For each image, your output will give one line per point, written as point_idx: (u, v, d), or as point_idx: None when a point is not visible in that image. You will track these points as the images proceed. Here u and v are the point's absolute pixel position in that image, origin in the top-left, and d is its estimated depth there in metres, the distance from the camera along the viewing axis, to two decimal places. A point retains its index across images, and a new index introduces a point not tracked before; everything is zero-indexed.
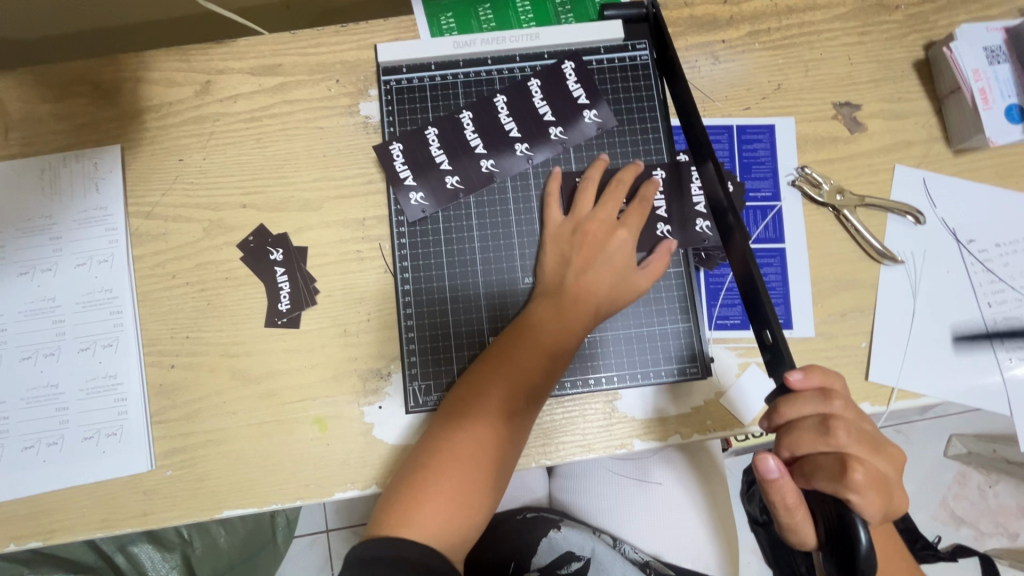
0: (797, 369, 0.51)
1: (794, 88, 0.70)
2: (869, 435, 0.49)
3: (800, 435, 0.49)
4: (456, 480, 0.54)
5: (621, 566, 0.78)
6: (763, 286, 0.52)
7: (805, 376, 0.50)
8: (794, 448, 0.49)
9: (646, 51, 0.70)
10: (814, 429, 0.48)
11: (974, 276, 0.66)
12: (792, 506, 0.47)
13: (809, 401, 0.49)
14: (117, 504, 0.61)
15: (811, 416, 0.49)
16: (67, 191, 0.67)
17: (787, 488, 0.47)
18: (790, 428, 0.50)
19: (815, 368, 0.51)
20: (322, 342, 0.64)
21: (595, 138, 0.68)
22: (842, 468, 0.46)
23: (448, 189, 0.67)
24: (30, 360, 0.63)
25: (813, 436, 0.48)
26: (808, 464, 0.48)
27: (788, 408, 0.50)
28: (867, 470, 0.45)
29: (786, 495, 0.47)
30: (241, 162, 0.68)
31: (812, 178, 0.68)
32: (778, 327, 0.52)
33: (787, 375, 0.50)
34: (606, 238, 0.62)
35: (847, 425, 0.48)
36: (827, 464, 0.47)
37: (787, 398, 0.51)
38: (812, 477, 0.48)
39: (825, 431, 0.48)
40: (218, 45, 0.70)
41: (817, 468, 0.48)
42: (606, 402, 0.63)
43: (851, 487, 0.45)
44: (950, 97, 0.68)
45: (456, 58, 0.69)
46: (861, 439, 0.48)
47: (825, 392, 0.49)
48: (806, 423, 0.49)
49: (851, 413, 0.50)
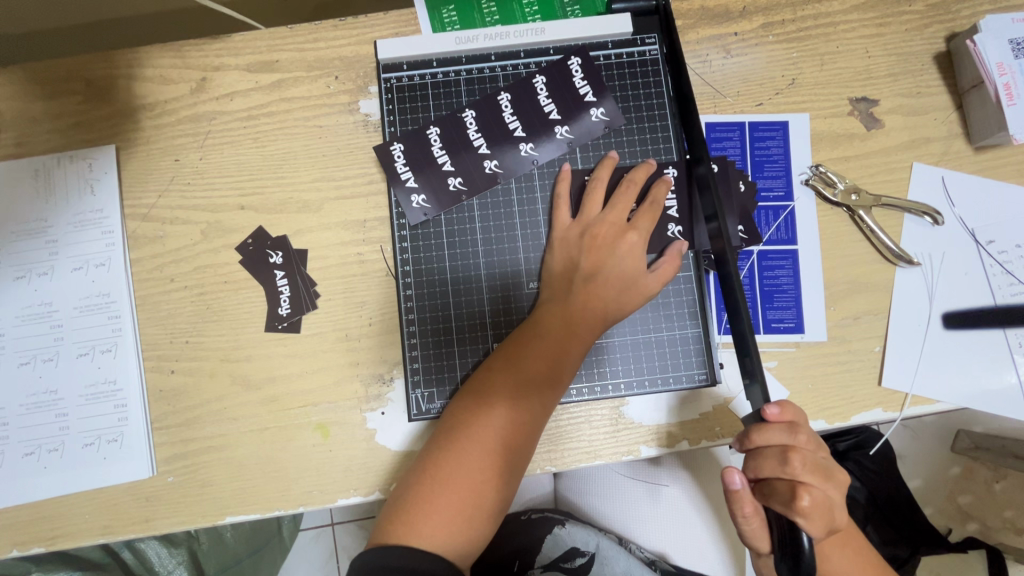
0: (771, 401, 0.50)
1: (808, 83, 0.67)
2: (824, 464, 0.49)
3: (762, 462, 0.50)
4: (463, 489, 0.53)
5: (625, 560, 0.77)
6: (744, 297, 0.52)
7: (779, 411, 0.49)
8: (755, 471, 0.50)
9: (656, 45, 0.68)
10: (775, 458, 0.49)
11: (992, 278, 0.64)
12: (749, 515, 0.51)
13: (775, 434, 0.49)
14: (120, 510, 0.61)
15: (775, 446, 0.49)
16: (61, 192, 0.65)
17: (744, 499, 0.51)
18: (754, 453, 0.51)
19: (788, 405, 0.50)
20: (323, 347, 0.63)
21: (602, 137, 0.66)
22: (792, 495, 0.48)
23: (450, 190, 0.65)
24: (29, 366, 0.63)
25: (773, 465, 0.49)
26: (765, 485, 0.50)
27: (755, 436, 0.50)
28: (815, 496, 0.47)
29: (744, 505, 0.51)
30: (238, 162, 0.66)
31: (827, 178, 0.65)
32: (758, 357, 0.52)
33: (765, 408, 0.49)
34: (616, 241, 0.60)
35: (805, 456, 0.48)
36: (780, 489, 0.49)
37: (757, 426, 0.50)
38: (767, 498, 0.50)
39: (784, 461, 0.48)
40: (212, 40, 0.67)
41: (773, 491, 0.49)
42: (613, 408, 0.62)
43: (799, 513, 0.47)
44: (972, 92, 0.65)
45: (459, 54, 0.67)
46: (816, 469, 0.48)
47: (793, 425, 0.49)
48: (769, 452, 0.50)
49: (812, 443, 0.50)
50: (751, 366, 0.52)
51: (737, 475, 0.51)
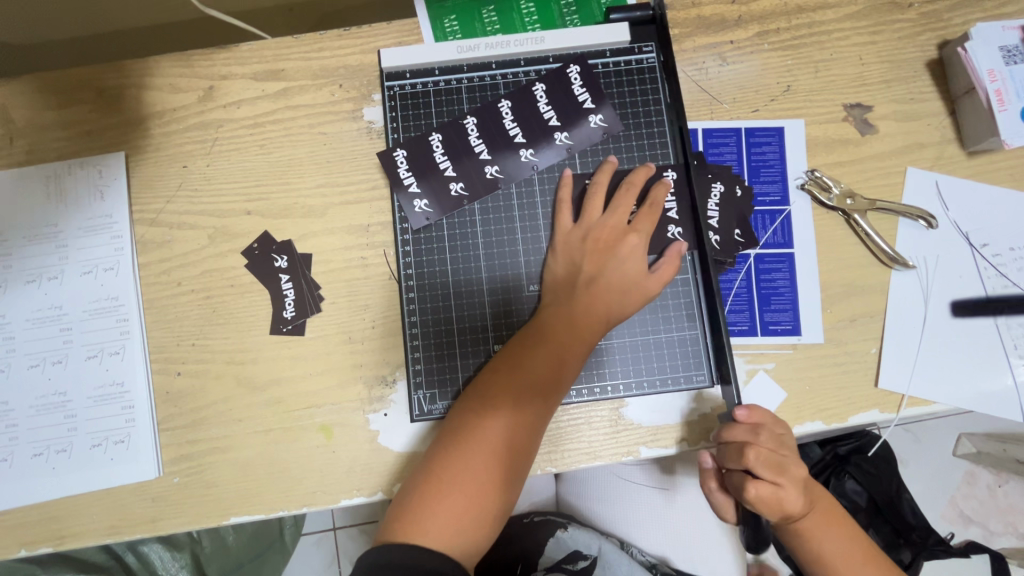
0: (741, 404, 0.54)
1: (803, 89, 0.69)
2: (786, 463, 0.52)
3: (724, 456, 0.54)
4: (468, 488, 0.53)
5: (628, 564, 0.77)
6: (720, 311, 0.57)
7: (744, 413, 0.53)
8: (719, 465, 0.55)
9: (653, 53, 0.69)
10: (729, 453, 0.53)
11: (987, 280, 0.65)
12: (712, 493, 0.58)
13: (734, 430, 0.53)
14: (127, 511, 0.61)
15: (736, 441, 0.53)
16: (71, 198, 0.67)
17: (708, 479, 0.57)
18: (721, 448, 0.55)
19: (756, 408, 0.54)
20: (327, 350, 0.64)
21: (601, 143, 0.67)
22: (742, 487, 0.52)
23: (452, 195, 0.66)
24: (38, 368, 0.64)
25: (729, 459, 0.53)
26: (729, 475, 0.55)
27: (719, 432, 0.55)
28: (761, 490, 0.51)
29: (707, 488, 0.56)
30: (245, 168, 0.67)
31: (822, 182, 0.67)
32: (728, 363, 0.56)
33: (735, 410, 0.53)
34: (617, 244, 0.62)
35: (762, 453, 0.51)
36: (735, 481, 0.53)
37: (723, 424, 0.55)
38: (727, 489, 0.54)
39: (737, 456, 0.52)
40: (220, 50, 0.69)
41: (730, 482, 0.53)
42: (612, 410, 0.63)
43: (747, 503, 0.52)
44: (964, 98, 0.66)
45: (461, 63, 0.69)
46: (772, 467, 0.51)
47: (753, 425, 0.52)
48: (731, 448, 0.53)
49: (776, 443, 0.52)
50: (728, 370, 0.57)
51: (706, 463, 0.56)
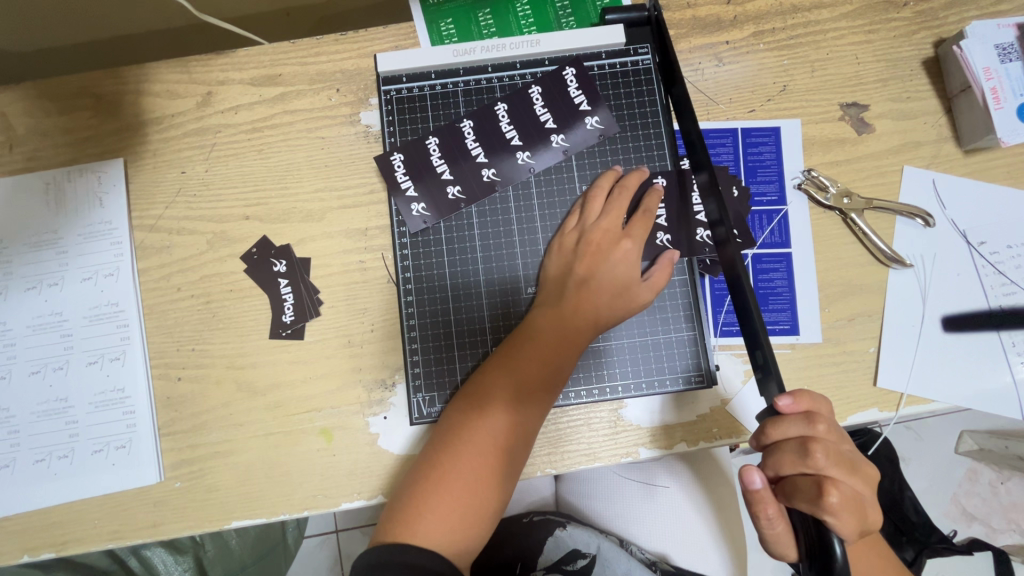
0: (784, 393, 0.49)
1: (800, 89, 0.69)
2: (849, 456, 0.48)
3: (781, 457, 0.48)
4: (457, 488, 0.54)
5: (626, 562, 0.77)
6: (755, 300, 0.52)
7: (794, 402, 0.48)
8: (776, 469, 0.48)
9: (648, 55, 0.69)
10: (795, 452, 0.47)
11: (984, 278, 0.65)
12: (774, 518, 0.48)
13: (791, 425, 0.48)
14: (128, 516, 0.62)
15: (794, 438, 0.48)
16: (71, 204, 0.67)
17: (769, 501, 0.48)
18: (773, 448, 0.49)
19: (804, 394, 0.49)
20: (327, 354, 0.64)
21: (597, 145, 0.68)
22: (818, 491, 0.45)
23: (449, 199, 0.67)
24: (39, 374, 0.64)
25: (794, 459, 0.47)
26: (787, 484, 0.48)
27: (770, 429, 0.49)
28: (844, 492, 0.45)
29: (768, 507, 0.48)
30: (242, 174, 0.68)
31: (818, 182, 0.67)
32: (770, 350, 0.52)
33: (776, 400, 0.48)
34: (610, 248, 0.62)
35: (827, 448, 0.47)
36: (805, 486, 0.47)
37: (771, 420, 0.49)
38: (791, 497, 0.48)
39: (805, 454, 0.47)
40: (217, 56, 0.69)
41: (796, 489, 0.47)
42: (612, 411, 0.63)
43: (827, 510, 0.45)
44: (961, 96, 0.66)
45: (457, 66, 0.69)
46: (839, 462, 0.47)
47: (809, 415, 0.48)
48: (788, 446, 0.48)
49: (834, 434, 0.48)
50: (763, 359, 0.52)
51: (757, 475, 0.48)
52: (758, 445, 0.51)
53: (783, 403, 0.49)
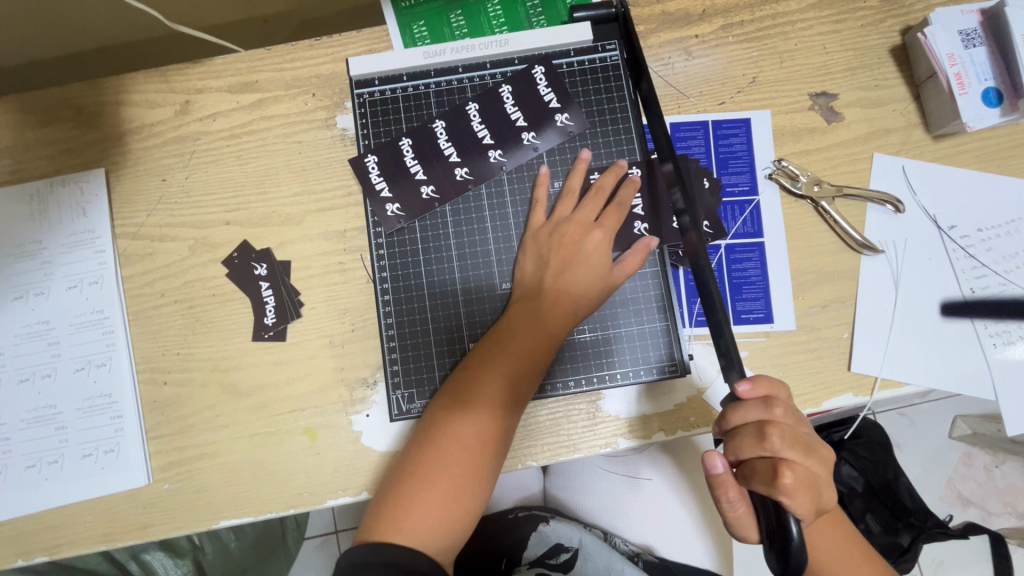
0: (745, 379, 0.51)
1: (769, 80, 0.70)
2: (805, 439, 0.49)
3: (740, 442, 0.50)
4: (441, 483, 0.55)
5: (607, 556, 0.77)
6: (719, 293, 0.53)
7: (753, 387, 0.50)
8: (736, 454, 0.50)
9: (617, 51, 0.70)
10: (752, 436, 0.49)
11: (955, 262, 0.66)
12: (734, 500, 0.51)
13: (749, 410, 0.49)
14: (120, 518, 0.63)
15: (752, 423, 0.49)
16: (55, 215, 0.68)
17: (728, 483, 0.51)
18: (733, 433, 0.51)
19: (762, 379, 0.51)
20: (309, 354, 0.65)
21: (568, 141, 0.69)
22: (774, 473, 0.47)
23: (423, 199, 0.68)
24: (28, 382, 0.65)
25: (751, 443, 0.49)
26: (745, 467, 0.50)
27: (731, 415, 0.50)
28: (797, 473, 0.47)
29: (728, 490, 0.51)
30: (222, 180, 0.69)
31: (789, 171, 0.68)
32: (731, 338, 0.53)
33: (736, 386, 0.49)
34: (583, 239, 0.63)
35: (783, 430, 0.48)
36: (762, 469, 0.48)
37: (732, 406, 0.51)
38: (749, 480, 0.49)
39: (762, 438, 0.48)
40: (194, 65, 0.70)
41: (754, 472, 0.49)
42: (589, 403, 0.64)
43: (782, 491, 0.46)
44: (928, 82, 0.67)
45: (428, 68, 0.70)
46: (795, 444, 0.48)
47: (768, 400, 0.49)
48: (746, 430, 0.50)
49: (791, 418, 0.50)
50: (725, 347, 0.54)
51: (718, 459, 0.51)
52: (720, 430, 0.53)
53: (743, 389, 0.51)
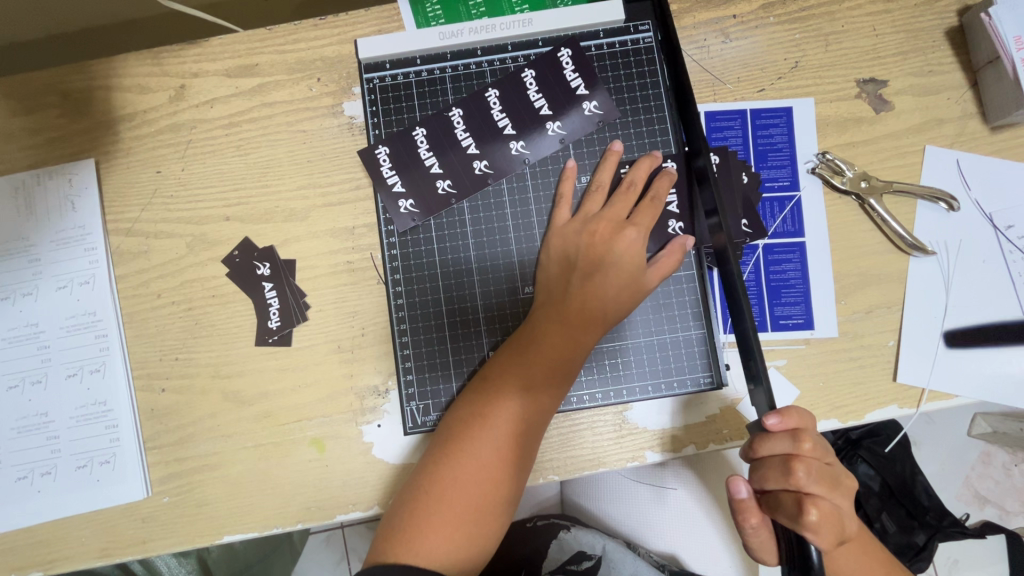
0: (773, 410, 0.46)
1: (813, 65, 0.64)
2: (833, 473, 0.46)
3: (766, 473, 0.47)
4: (460, 503, 0.51)
5: (633, 562, 0.74)
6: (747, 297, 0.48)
7: (783, 420, 0.45)
8: (761, 483, 0.47)
9: (650, 33, 0.64)
10: (778, 469, 0.46)
11: (1012, 264, 0.61)
12: (756, 527, 0.49)
13: (776, 443, 0.46)
14: (118, 532, 0.59)
15: (779, 455, 0.46)
16: (42, 209, 0.64)
17: (750, 510, 0.49)
18: (758, 463, 0.48)
19: (792, 411, 0.46)
20: (316, 360, 0.61)
21: (597, 131, 0.63)
22: (798, 509, 0.44)
23: (439, 193, 0.63)
24: (17, 389, 0.61)
25: (777, 476, 0.46)
26: (771, 497, 0.47)
27: (757, 444, 0.47)
28: (823, 509, 0.44)
29: (751, 517, 0.49)
30: (221, 172, 0.64)
31: (834, 165, 0.62)
32: (763, 360, 0.48)
33: (763, 420, 0.45)
34: (615, 238, 0.58)
35: (811, 466, 0.45)
36: (787, 502, 0.46)
37: (759, 434, 0.47)
38: (774, 511, 0.47)
39: (787, 472, 0.45)
40: (189, 46, 0.65)
41: (778, 503, 0.46)
42: (617, 414, 0.60)
43: (806, 528, 0.43)
44: (988, 67, 0.62)
45: (444, 51, 0.64)
46: (823, 480, 0.45)
47: (797, 433, 0.46)
48: (773, 462, 0.46)
49: (819, 452, 0.46)
50: (755, 370, 0.50)
51: (743, 484, 0.49)
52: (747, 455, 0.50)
53: (770, 421, 0.46)
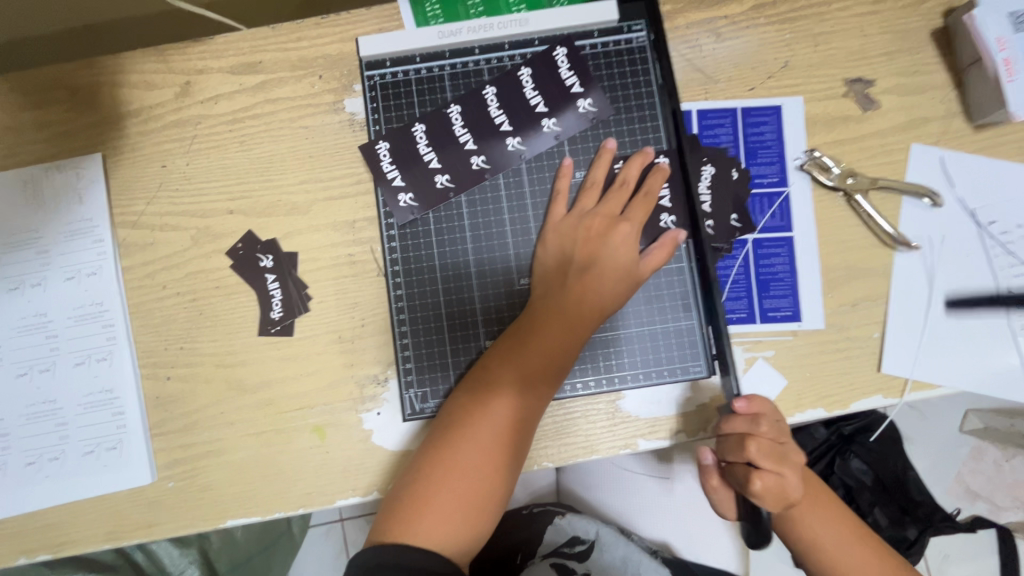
0: (740, 395, 0.52)
1: (802, 64, 0.66)
2: (787, 449, 0.51)
3: (723, 445, 0.53)
4: (458, 487, 0.53)
5: (624, 546, 0.77)
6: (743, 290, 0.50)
7: (739, 399, 0.51)
8: (718, 454, 0.53)
9: (643, 32, 0.66)
10: (733, 443, 0.51)
11: (994, 259, 0.63)
12: (716, 489, 0.56)
13: (733, 421, 0.51)
14: (124, 516, 0.61)
15: (736, 432, 0.52)
16: (51, 202, 0.65)
17: (710, 473, 0.56)
18: (721, 436, 0.53)
19: (754, 397, 0.52)
20: (317, 350, 0.63)
21: (591, 128, 0.65)
22: (745, 479, 0.50)
23: (437, 188, 0.64)
24: (26, 377, 0.63)
25: (731, 449, 0.52)
26: (727, 466, 0.54)
27: (719, 421, 0.53)
28: (767, 482, 0.50)
29: (711, 479, 0.56)
30: (225, 166, 0.66)
31: (822, 162, 0.64)
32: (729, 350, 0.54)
33: (730, 403, 0.52)
34: (608, 233, 0.60)
35: (761, 442, 0.50)
36: (738, 472, 0.52)
37: (722, 413, 0.53)
38: (728, 478, 0.53)
39: (739, 448, 0.51)
40: (194, 44, 0.67)
41: (731, 472, 0.53)
42: (610, 403, 0.61)
43: (749, 494, 0.50)
44: (972, 67, 0.63)
45: (443, 48, 0.66)
46: (773, 455, 0.50)
47: (752, 413, 0.51)
48: (731, 437, 0.52)
49: (774, 431, 0.51)
50: (724, 358, 0.55)
51: (705, 453, 0.56)
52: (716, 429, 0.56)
53: (731, 401, 0.52)
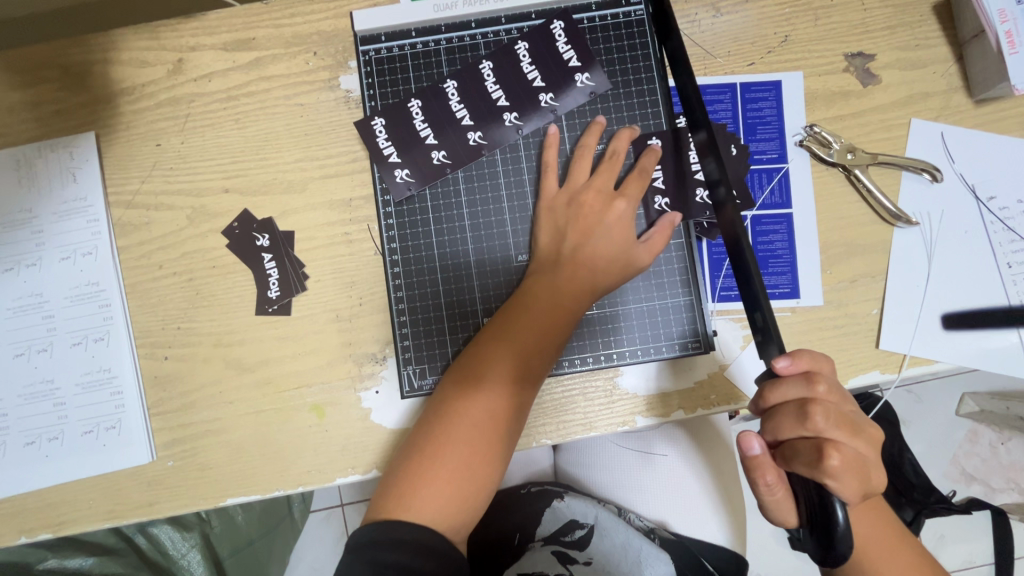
0: (784, 354, 0.47)
1: (802, 39, 0.65)
2: (851, 417, 0.46)
3: (779, 422, 0.46)
4: (453, 461, 0.53)
5: (625, 531, 0.77)
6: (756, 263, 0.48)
7: (792, 363, 0.47)
8: (774, 434, 0.47)
9: (641, 5, 0.65)
10: (793, 415, 0.45)
11: (993, 235, 0.63)
12: (773, 484, 0.46)
13: (789, 387, 0.46)
14: (124, 495, 0.61)
15: (792, 401, 0.46)
16: (44, 182, 0.65)
17: (765, 466, 0.46)
18: (770, 413, 0.47)
19: (802, 353, 0.47)
20: (315, 329, 0.63)
21: (588, 104, 0.65)
22: (818, 455, 0.43)
23: (434, 164, 0.64)
24: (23, 357, 0.63)
25: (792, 423, 0.45)
26: (786, 448, 0.46)
27: (769, 392, 0.47)
28: (844, 453, 0.43)
29: (766, 473, 0.46)
30: (220, 145, 0.65)
31: (821, 138, 0.64)
32: (770, 312, 0.48)
33: (775, 363, 0.47)
34: (604, 209, 0.60)
35: (827, 409, 0.45)
36: (805, 449, 0.45)
37: (769, 383, 0.47)
38: (790, 461, 0.46)
39: (804, 417, 0.45)
40: (187, 20, 0.66)
41: (795, 453, 0.45)
42: (608, 380, 0.61)
43: (827, 472, 0.43)
44: (973, 41, 0.63)
45: (438, 23, 0.65)
46: (841, 423, 0.45)
47: (809, 376, 0.46)
48: (786, 409, 0.46)
49: (834, 395, 0.46)
50: (763, 321, 0.49)
51: (755, 441, 0.47)
52: (756, 410, 0.49)
53: (781, 365, 0.47)
